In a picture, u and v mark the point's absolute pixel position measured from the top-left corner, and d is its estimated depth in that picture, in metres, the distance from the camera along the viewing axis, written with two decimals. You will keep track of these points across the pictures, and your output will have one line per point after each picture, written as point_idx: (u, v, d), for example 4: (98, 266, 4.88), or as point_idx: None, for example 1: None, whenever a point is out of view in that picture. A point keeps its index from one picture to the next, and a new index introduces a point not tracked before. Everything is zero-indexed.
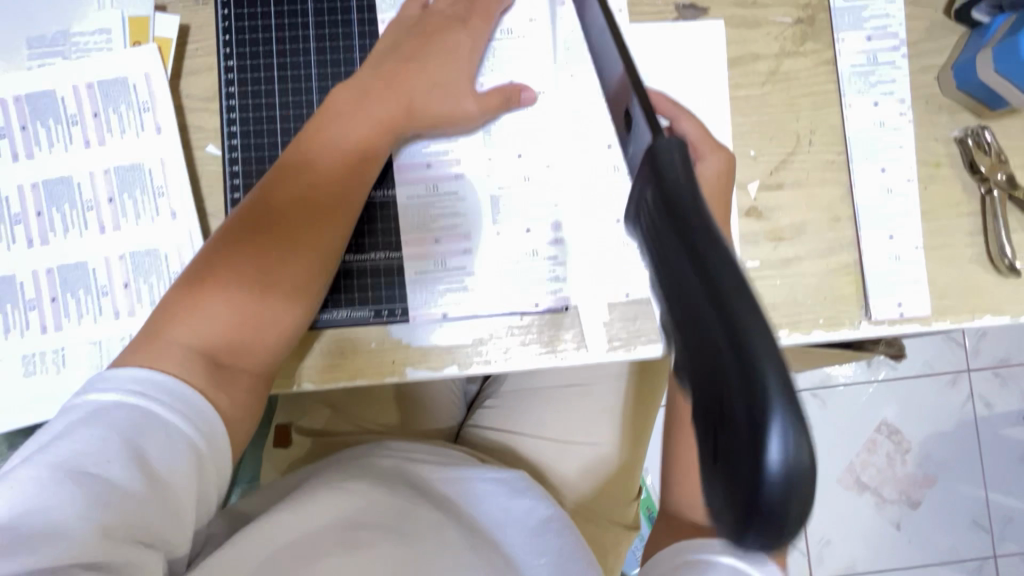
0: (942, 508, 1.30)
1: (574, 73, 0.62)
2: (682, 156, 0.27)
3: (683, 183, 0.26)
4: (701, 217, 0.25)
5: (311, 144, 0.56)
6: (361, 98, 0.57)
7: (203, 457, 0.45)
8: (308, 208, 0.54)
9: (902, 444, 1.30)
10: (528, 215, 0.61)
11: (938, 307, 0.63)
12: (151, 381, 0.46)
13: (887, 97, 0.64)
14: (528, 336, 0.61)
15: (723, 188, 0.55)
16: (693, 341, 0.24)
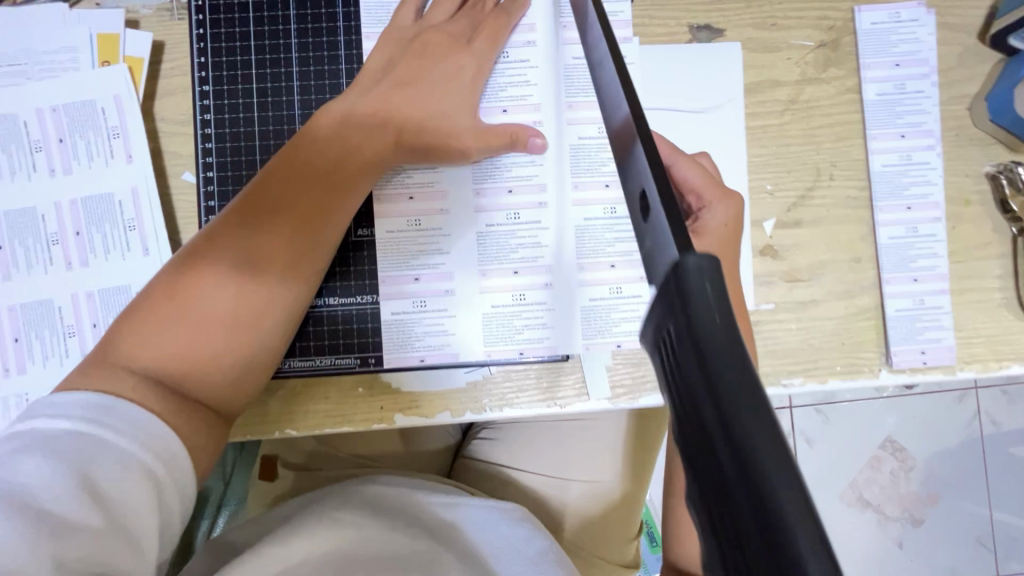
0: (944, 527, 1.18)
1: (575, 105, 0.57)
2: (713, 270, 0.21)
3: (715, 320, 0.21)
4: (741, 366, 0.20)
5: (283, 169, 0.50)
6: (341, 125, 0.51)
7: (164, 486, 0.41)
8: (279, 244, 0.49)
9: (906, 461, 1.17)
10: (519, 257, 0.57)
11: (963, 355, 0.59)
12: (102, 407, 0.41)
13: (915, 129, 0.60)
14: (524, 383, 0.56)
15: (733, 239, 0.53)
16: (726, 523, 0.21)
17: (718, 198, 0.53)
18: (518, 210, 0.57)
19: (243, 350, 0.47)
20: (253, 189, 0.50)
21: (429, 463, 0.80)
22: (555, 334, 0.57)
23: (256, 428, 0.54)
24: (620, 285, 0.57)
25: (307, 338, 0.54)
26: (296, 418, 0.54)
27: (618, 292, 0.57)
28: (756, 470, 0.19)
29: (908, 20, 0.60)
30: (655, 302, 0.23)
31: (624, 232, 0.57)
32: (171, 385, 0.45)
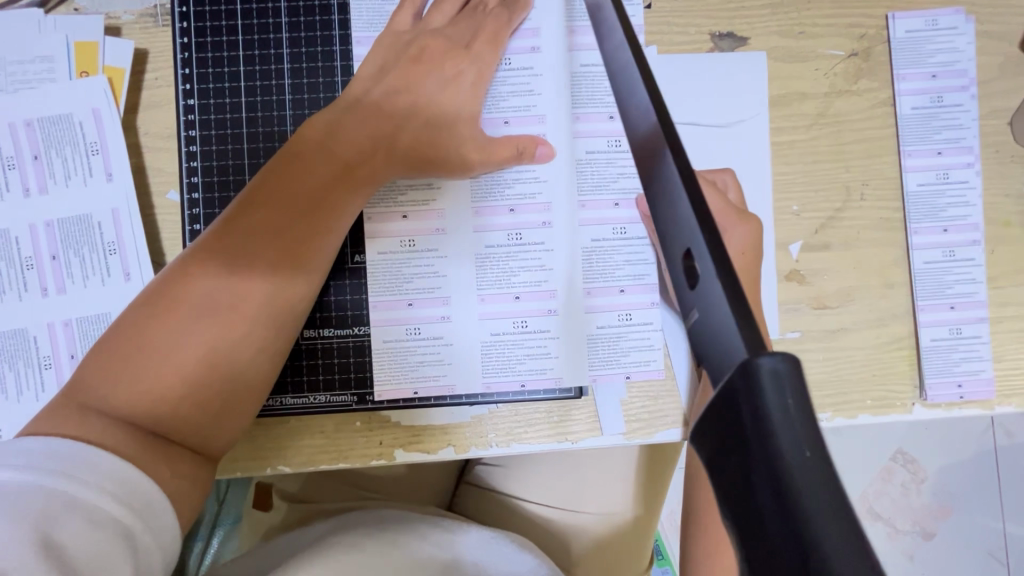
0: (960, 544, 1.04)
1: (582, 116, 0.50)
2: (793, 377, 0.17)
3: (805, 456, 0.17)
4: (836, 507, 0.16)
5: (265, 189, 0.44)
6: (329, 136, 0.45)
7: (138, 539, 0.37)
8: (259, 275, 0.44)
9: (919, 473, 1.04)
10: (522, 280, 0.49)
11: (1002, 387, 0.55)
12: (66, 456, 0.37)
13: (953, 144, 0.56)
14: (532, 418, 0.49)
15: (751, 267, 0.47)
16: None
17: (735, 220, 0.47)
18: (519, 229, 0.49)
19: (224, 391, 0.43)
20: (233, 207, 0.45)
21: (430, 491, 0.76)
22: (559, 364, 0.49)
23: (251, 463, 0.48)
24: (629, 311, 0.50)
25: (302, 373, 0.49)
26: (292, 451, 0.48)
27: (628, 320, 0.50)
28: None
29: (946, 28, 0.56)
30: (709, 406, 0.18)
31: (638, 253, 0.49)
32: (145, 431, 0.40)
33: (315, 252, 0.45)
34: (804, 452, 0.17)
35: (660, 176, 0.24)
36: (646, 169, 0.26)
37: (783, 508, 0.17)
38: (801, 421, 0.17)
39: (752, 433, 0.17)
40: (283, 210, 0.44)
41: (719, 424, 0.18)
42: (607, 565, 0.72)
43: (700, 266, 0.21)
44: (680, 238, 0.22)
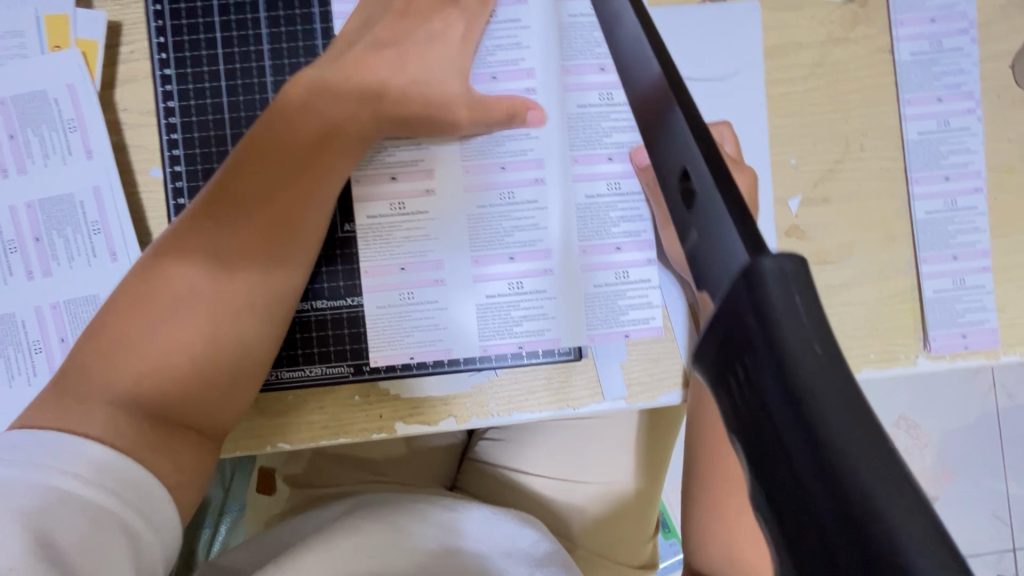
0: (961, 505, 1.04)
1: (574, 69, 0.48)
2: (800, 276, 0.17)
3: (814, 351, 0.16)
4: (849, 397, 0.16)
5: (250, 157, 0.43)
6: (310, 97, 0.43)
7: (139, 535, 0.37)
8: (250, 247, 0.42)
9: (921, 438, 1.04)
10: (516, 241, 0.48)
11: (1007, 337, 0.54)
12: (62, 452, 0.37)
13: (953, 91, 0.54)
14: (534, 385, 0.48)
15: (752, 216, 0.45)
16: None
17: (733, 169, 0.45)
18: (511, 188, 0.48)
19: (226, 365, 0.42)
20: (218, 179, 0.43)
21: (434, 468, 0.76)
22: (556, 325, 0.48)
23: (250, 442, 0.48)
24: (626, 269, 0.49)
25: (297, 347, 0.48)
26: (292, 428, 0.48)
27: (625, 277, 0.49)
28: (883, 542, 0.15)
29: None
30: (714, 321, 0.18)
31: (632, 209, 0.48)
32: (148, 416, 0.40)
33: (304, 219, 0.44)
34: (814, 347, 0.16)
35: (655, 100, 0.24)
36: (643, 100, 0.25)
37: (793, 408, 0.16)
38: (803, 315, 0.16)
39: (758, 336, 0.17)
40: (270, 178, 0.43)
41: (727, 337, 0.18)
42: (612, 536, 0.72)
43: (701, 184, 0.20)
44: (677, 158, 0.22)
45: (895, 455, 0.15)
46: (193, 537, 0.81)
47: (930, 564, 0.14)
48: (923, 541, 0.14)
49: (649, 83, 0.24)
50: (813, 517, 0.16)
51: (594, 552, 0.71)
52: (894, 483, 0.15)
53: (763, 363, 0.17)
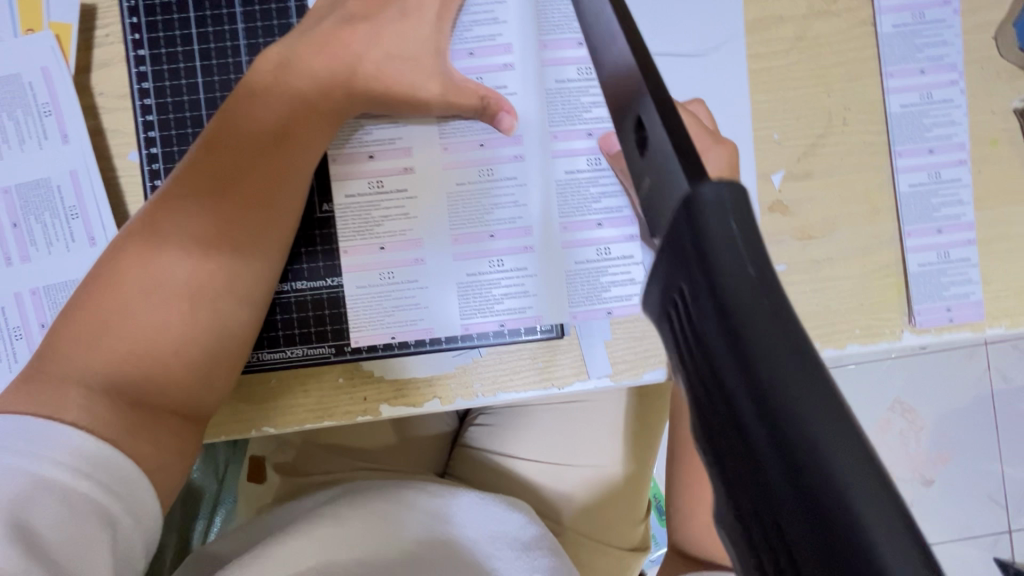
0: (960, 491, 1.01)
1: (551, 44, 0.48)
2: (736, 203, 0.17)
3: (748, 274, 0.16)
4: (781, 320, 0.16)
5: (223, 131, 0.43)
6: (282, 71, 0.43)
7: (117, 521, 0.37)
8: (225, 223, 0.42)
9: (916, 421, 1.01)
10: (496, 218, 0.48)
11: (993, 309, 0.54)
12: (37, 438, 0.36)
13: (936, 63, 0.54)
14: (518, 364, 0.48)
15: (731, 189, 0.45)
16: (754, 525, 0.17)
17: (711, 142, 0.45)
18: (490, 165, 0.47)
19: (203, 346, 0.42)
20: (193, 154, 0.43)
21: (425, 455, 0.76)
22: (537, 302, 0.48)
23: (233, 426, 0.47)
24: (608, 245, 0.48)
25: (278, 328, 0.48)
26: (277, 412, 0.47)
27: (607, 254, 0.48)
28: (808, 452, 0.15)
29: None
30: (661, 255, 0.18)
31: (612, 184, 0.48)
32: (126, 399, 0.40)
33: (280, 196, 0.43)
34: (750, 271, 0.17)
35: (622, 63, 0.24)
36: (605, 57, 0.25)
37: (727, 329, 0.17)
38: (738, 238, 0.17)
39: (695, 263, 0.17)
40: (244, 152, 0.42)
41: (671, 267, 0.18)
42: (603, 519, 0.72)
43: (652, 132, 0.20)
44: (633, 109, 0.22)
45: (822, 371, 0.16)
46: (185, 536, 0.79)
47: (850, 470, 0.15)
48: (845, 449, 0.15)
49: (616, 45, 0.24)
50: (745, 434, 0.16)
51: (585, 535, 0.71)
52: (820, 396, 0.16)
53: (699, 288, 0.17)
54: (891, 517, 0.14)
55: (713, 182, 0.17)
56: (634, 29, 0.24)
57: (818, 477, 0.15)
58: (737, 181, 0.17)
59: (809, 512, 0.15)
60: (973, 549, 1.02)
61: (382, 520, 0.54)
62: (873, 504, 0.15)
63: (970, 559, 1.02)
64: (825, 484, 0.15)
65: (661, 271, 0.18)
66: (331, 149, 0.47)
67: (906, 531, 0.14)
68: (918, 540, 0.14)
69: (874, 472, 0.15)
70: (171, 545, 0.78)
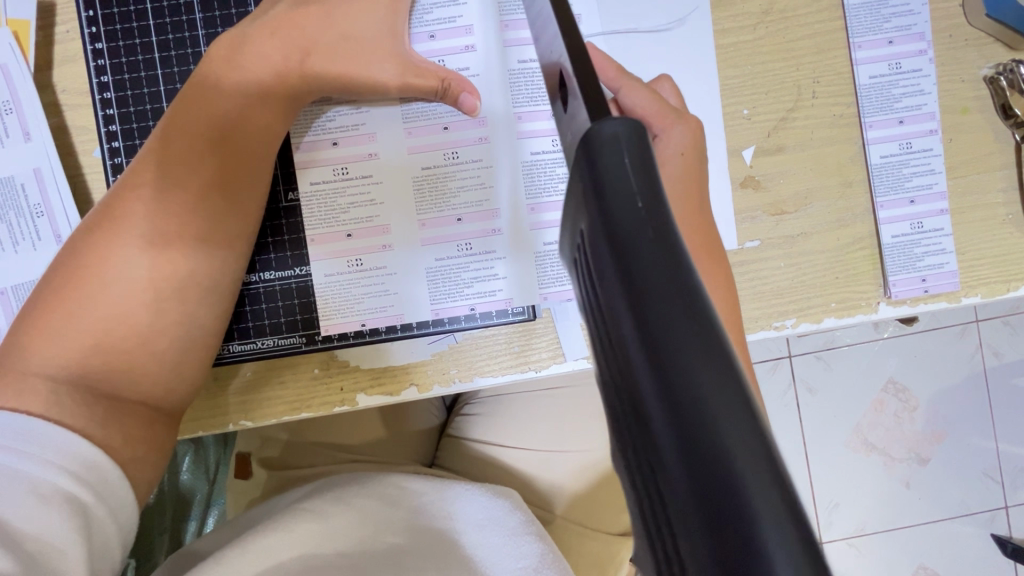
0: (955, 467, 1.01)
1: (511, 25, 0.48)
2: (631, 141, 0.19)
3: (634, 203, 0.18)
4: (659, 245, 0.17)
5: (178, 116, 0.42)
6: (235, 55, 0.43)
7: (92, 512, 0.36)
8: (178, 205, 0.41)
9: (910, 401, 1.00)
10: (463, 201, 0.48)
11: (968, 279, 0.54)
12: (5, 430, 0.35)
13: (904, 32, 0.54)
14: (494, 349, 0.48)
15: (693, 170, 0.43)
16: (641, 455, 0.18)
17: (672, 120, 0.43)
18: (455, 148, 0.47)
19: (172, 337, 0.41)
20: (152, 138, 0.43)
21: (412, 445, 0.75)
22: (507, 285, 0.48)
23: (208, 420, 0.47)
24: None
25: (247, 319, 0.47)
26: (253, 403, 0.47)
27: None
28: (680, 380, 0.16)
29: None
30: (572, 194, 0.21)
31: None
32: (93, 392, 0.39)
33: (236, 177, 0.43)
34: (637, 203, 0.18)
35: (556, 63, 0.25)
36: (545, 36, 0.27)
37: (618, 268, 0.18)
38: (632, 176, 0.19)
39: (592, 196, 0.19)
40: (196, 134, 0.42)
41: (579, 204, 0.20)
42: (593, 506, 0.71)
43: (573, 93, 0.23)
44: (559, 64, 0.25)
45: (695, 297, 0.17)
46: (176, 537, 0.79)
47: (720, 402, 0.16)
48: (715, 377, 0.16)
49: (548, 27, 0.26)
50: (631, 368, 0.18)
51: (575, 522, 0.70)
52: (691, 326, 0.16)
53: (597, 228, 0.19)
54: (753, 444, 0.15)
55: (613, 124, 0.19)
56: (566, 8, 0.24)
57: (691, 411, 0.16)
58: (637, 123, 0.20)
59: (681, 440, 0.16)
60: (969, 526, 1.01)
61: (362, 516, 0.54)
62: (737, 431, 0.15)
63: (966, 536, 1.01)
64: (696, 413, 0.16)
65: (571, 216, 0.21)
66: (294, 135, 0.47)
67: (769, 464, 0.15)
68: (779, 468, 0.15)
69: (729, 379, 0.16)
70: (164, 545, 0.78)
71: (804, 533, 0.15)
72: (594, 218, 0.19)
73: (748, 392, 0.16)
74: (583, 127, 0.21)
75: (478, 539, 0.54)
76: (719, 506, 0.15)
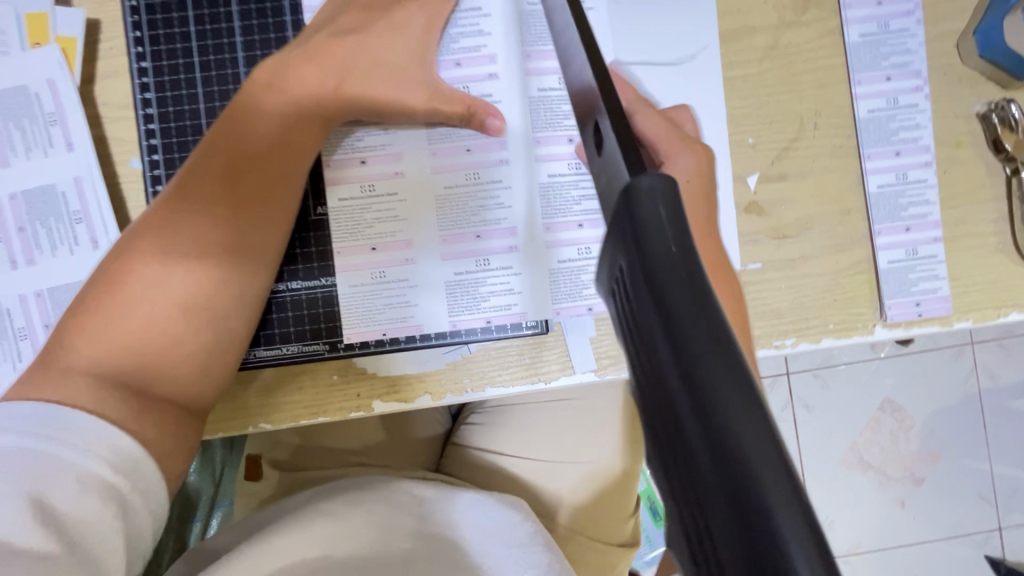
0: (949, 487, 1.03)
1: (533, 55, 0.51)
2: (665, 192, 0.22)
3: (668, 246, 0.21)
4: (689, 283, 0.20)
5: (221, 136, 0.45)
6: (277, 79, 0.46)
7: (130, 502, 0.38)
8: (219, 218, 0.44)
9: (906, 421, 1.02)
10: (482, 220, 0.50)
11: (961, 304, 0.56)
12: (54, 420, 0.37)
13: (901, 70, 0.57)
14: (506, 360, 0.50)
15: (699, 194, 0.45)
16: (676, 470, 0.20)
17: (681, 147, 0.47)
18: (477, 169, 0.50)
19: (205, 340, 0.44)
20: (195, 154, 0.45)
21: (417, 450, 0.78)
22: (521, 300, 0.50)
23: (231, 422, 0.49)
24: (589, 244, 0.51)
25: (273, 326, 0.50)
26: (273, 407, 0.49)
27: (588, 253, 0.51)
28: (709, 398, 0.18)
29: None
30: (612, 236, 0.23)
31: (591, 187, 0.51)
32: (131, 390, 0.41)
33: (271, 193, 0.46)
34: (671, 247, 0.21)
35: (590, 102, 0.28)
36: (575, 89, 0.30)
37: (656, 303, 0.20)
38: (666, 222, 0.21)
39: (631, 239, 0.22)
40: (238, 153, 0.45)
41: (619, 246, 0.23)
42: (595, 516, 0.73)
43: (607, 142, 0.26)
44: (592, 115, 0.28)
45: (722, 330, 0.19)
46: (183, 537, 0.80)
47: (746, 424, 0.18)
48: (741, 402, 0.18)
49: (583, 67, 0.28)
50: (667, 389, 0.20)
51: (577, 532, 0.72)
52: (718, 355, 0.19)
53: (636, 267, 0.22)
54: (774, 461, 0.17)
55: (650, 176, 0.22)
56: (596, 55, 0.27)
57: (721, 432, 0.18)
58: (670, 177, 0.22)
59: (711, 455, 0.18)
60: (963, 546, 1.03)
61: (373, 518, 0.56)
62: (758, 444, 0.18)
63: (959, 555, 1.03)
64: (725, 434, 0.18)
65: (610, 254, 0.24)
66: (325, 153, 0.50)
67: (790, 481, 0.17)
68: (798, 484, 0.17)
69: (753, 403, 0.18)
70: (169, 544, 0.79)
71: (820, 543, 0.17)
72: (633, 259, 0.22)
73: (771, 416, 0.18)
74: (619, 176, 0.24)
75: (486, 545, 0.56)
76: (748, 519, 0.17)
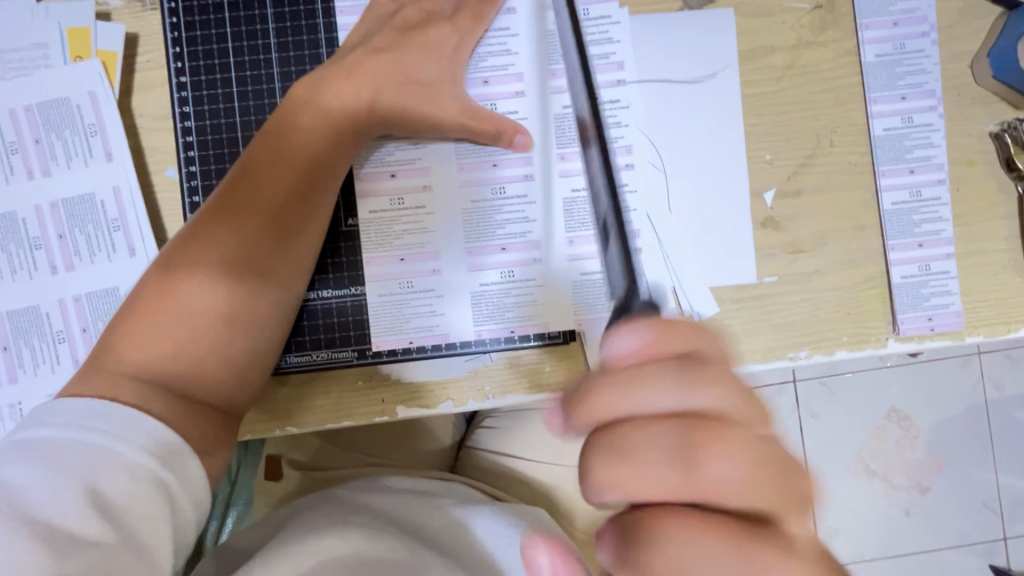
0: (955, 497, 1.04)
1: (559, 73, 0.52)
2: None
3: None
4: None
5: (261, 151, 0.47)
6: (316, 96, 0.48)
7: (176, 496, 0.38)
8: (258, 230, 0.46)
9: (912, 430, 1.03)
10: (507, 233, 0.52)
11: (973, 319, 0.57)
12: (103, 414, 0.38)
13: (916, 89, 0.58)
14: (527, 369, 0.51)
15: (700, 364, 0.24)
16: None
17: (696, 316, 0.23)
18: (503, 183, 0.52)
19: (243, 345, 0.45)
20: (237, 167, 0.47)
21: (434, 452, 0.79)
22: (545, 311, 0.52)
23: (261, 426, 0.50)
24: None
25: (305, 333, 0.51)
26: (302, 411, 0.51)
27: None
28: None
29: None
30: None
31: None
32: (173, 391, 0.42)
33: (305, 206, 0.47)
34: None
35: None
36: None
37: None
38: None
39: None
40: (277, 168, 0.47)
41: None
42: None
43: None
44: None
45: None
46: None
47: None
48: None
49: None
50: None
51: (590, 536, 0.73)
52: None
53: None
54: None
55: None
56: None
57: None
58: None
59: None
60: (968, 555, 1.04)
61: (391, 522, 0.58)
62: None
63: (965, 565, 1.04)
64: None
65: None
66: (356, 167, 0.51)
67: None
68: None
69: None
70: None
71: None
72: None
73: None
74: None
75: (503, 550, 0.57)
76: None
